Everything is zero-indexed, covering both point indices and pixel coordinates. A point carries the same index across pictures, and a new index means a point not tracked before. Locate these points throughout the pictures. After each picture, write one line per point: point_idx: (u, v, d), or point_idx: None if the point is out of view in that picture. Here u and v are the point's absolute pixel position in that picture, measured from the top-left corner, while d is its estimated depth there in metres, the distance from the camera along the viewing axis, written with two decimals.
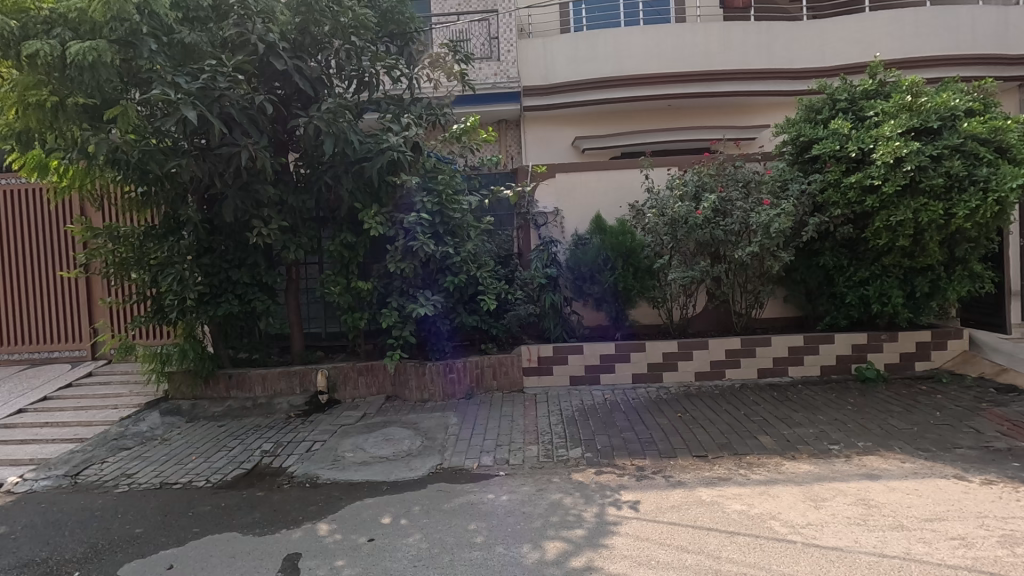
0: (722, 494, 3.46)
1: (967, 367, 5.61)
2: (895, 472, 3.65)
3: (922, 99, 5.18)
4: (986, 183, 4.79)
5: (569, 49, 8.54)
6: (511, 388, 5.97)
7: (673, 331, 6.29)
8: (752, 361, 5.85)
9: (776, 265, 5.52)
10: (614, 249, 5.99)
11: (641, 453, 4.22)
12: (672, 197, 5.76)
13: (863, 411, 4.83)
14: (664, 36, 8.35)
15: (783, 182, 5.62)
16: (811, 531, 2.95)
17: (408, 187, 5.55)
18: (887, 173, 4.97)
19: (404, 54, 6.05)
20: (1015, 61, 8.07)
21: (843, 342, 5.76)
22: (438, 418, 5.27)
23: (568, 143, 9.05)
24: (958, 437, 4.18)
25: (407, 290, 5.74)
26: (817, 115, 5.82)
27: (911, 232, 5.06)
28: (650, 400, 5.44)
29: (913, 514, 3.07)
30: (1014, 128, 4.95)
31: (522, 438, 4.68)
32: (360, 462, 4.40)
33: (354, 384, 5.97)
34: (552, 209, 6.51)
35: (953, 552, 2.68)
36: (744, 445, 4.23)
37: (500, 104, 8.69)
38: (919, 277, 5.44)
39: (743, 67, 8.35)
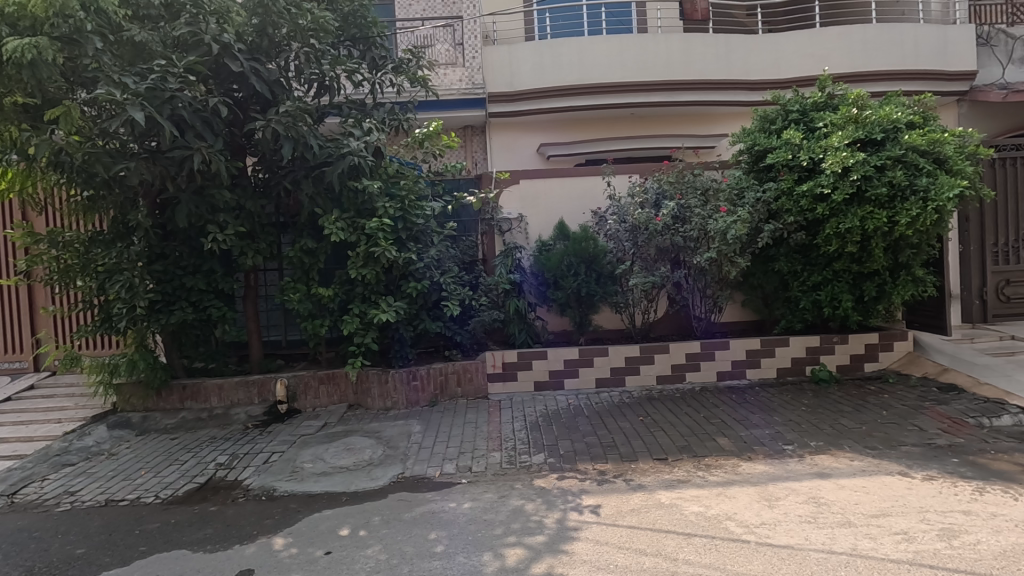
0: (681, 496, 3.52)
1: (912, 367, 5.86)
2: (845, 470, 3.78)
3: (867, 112, 5.42)
4: (926, 192, 5.01)
5: (534, 56, 8.60)
6: (476, 394, 5.94)
7: (635, 335, 6.38)
8: (711, 365, 5.98)
9: (734, 270, 5.68)
10: (577, 255, 6.05)
11: (603, 457, 4.26)
12: (633, 204, 5.89)
13: (816, 411, 5.00)
14: (627, 44, 8.50)
15: (740, 189, 5.78)
16: (764, 530, 3.02)
17: (371, 192, 5.45)
18: (836, 182, 5.19)
19: (366, 59, 5.99)
20: (954, 77, 8.52)
21: (798, 345, 5.96)
22: (401, 426, 5.20)
23: (534, 150, 9.11)
24: (903, 435, 4.37)
25: (369, 297, 5.66)
26: (772, 126, 6.03)
27: (859, 238, 5.27)
28: (613, 404, 5.49)
29: (860, 510, 3.19)
30: (951, 140, 5.20)
31: (485, 444, 4.66)
32: (320, 472, 4.31)
33: (315, 393, 5.86)
34: (516, 214, 6.53)
35: (896, 546, 2.78)
36: (703, 448, 4.32)
37: (465, 110, 8.73)
38: (867, 282, 5.65)
39: (701, 77, 8.57)
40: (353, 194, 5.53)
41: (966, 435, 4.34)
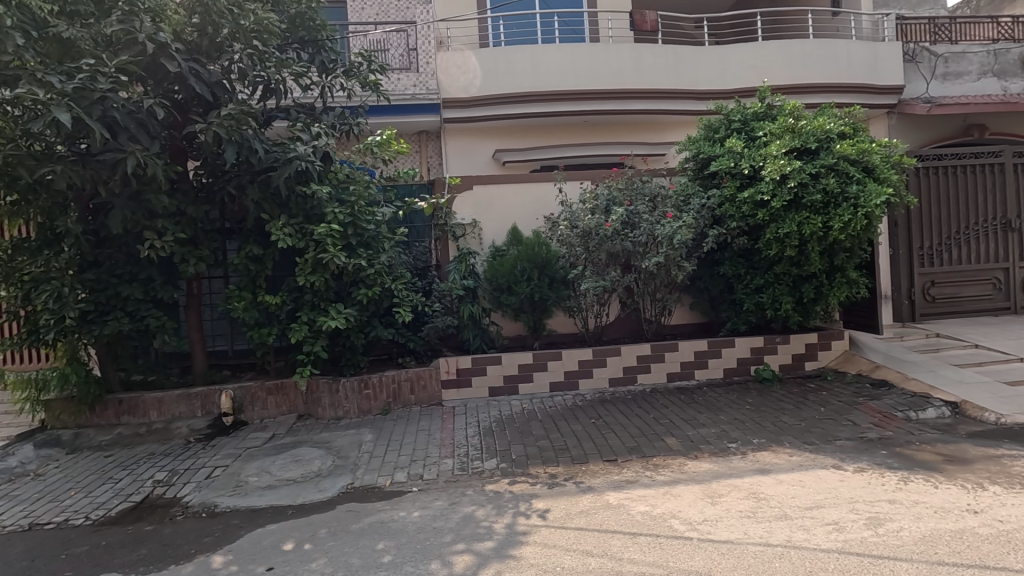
0: (629, 496, 3.58)
1: (848, 365, 6.16)
2: (785, 465, 3.94)
3: (803, 122, 5.68)
4: (856, 199, 5.26)
5: (488, 63, 8.65)
6: (430, 402, 5.89)
7: (589, 338, 6.47)
8: (661, 366, 6.13)
9: (681, 274, 5.85)
10: (530, 260, 6.09)
11: (555, 460, 4.30)
12: (584, 210, 6.00)
13: (759, 409, 5.19)
14: (580, 53, 8.65)
15: (686, 196, 5.96)
16: (706, 526, 3.11)
17: (319, 197, 5.33)
18: (775, 189, 5.42)
19: (315, 62, 5.88)
20: (884, 91, 9.05)
21: (743, 345, 6.17)
22: (353, 435, 5.11)
23: (489, 155, 9.12)
24: (839, 430, 4.58)
25: (319, 304, 5.53)
26: (715, 134, 6.26)
27: (797, 243, 5.50)
28: (566, 408, 5.55)
29: (796, 503, 3.32)
30: (878, 151, 5.49)
31: (438, 451, 4.62)
32: (265, 486, 4.18)
33: (262, 404, 5.69)
34: (470, 220, 6.53)
35: (827, 536, 2.92)
36: (652, 448, 4.42)
37: (418, 115, 8.65)
38: (806, 284, 5.87)
39: (651, 86, 8.80)
40: (301, 200, 5.41)
41: (895, 427, 4.59)
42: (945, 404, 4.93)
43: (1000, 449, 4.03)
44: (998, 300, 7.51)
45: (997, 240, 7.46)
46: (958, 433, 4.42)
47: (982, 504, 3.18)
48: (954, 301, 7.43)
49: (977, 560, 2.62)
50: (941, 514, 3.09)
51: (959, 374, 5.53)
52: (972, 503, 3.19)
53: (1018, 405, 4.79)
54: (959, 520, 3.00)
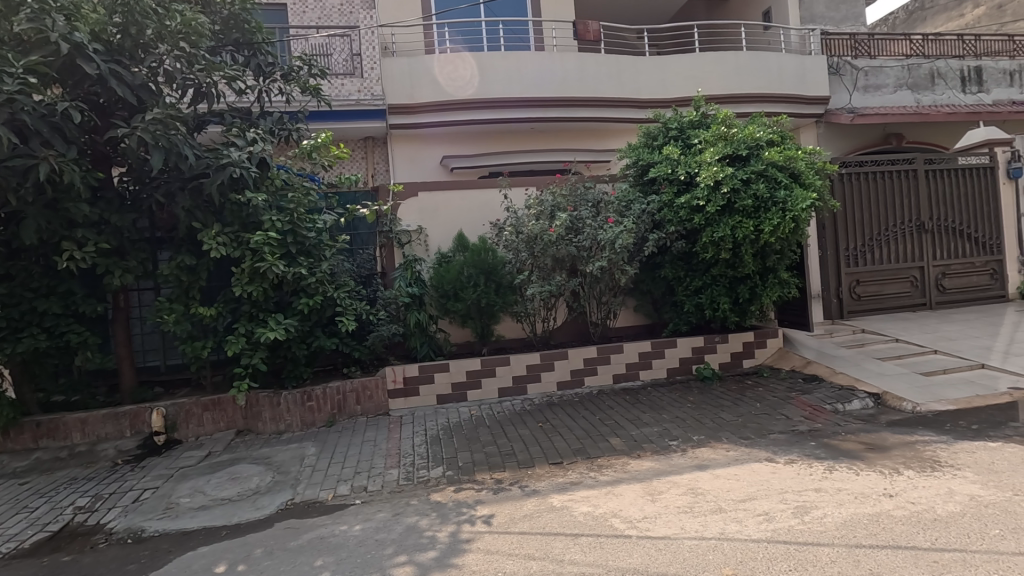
0: (572, 498, 3.62)
1: (782, 361, 6.45)
2: (721, 460, 4.08)
3: (734, 130, 5.94)
4: (784, 204, 5.51)
5: (434, 69, 8.62)
6: (376, 411, 5.78)
7: (537, 343, 6.54)
8: (607, 368, 6.24)
9: (624, 277, 5.99)
10: (476, 266, 6.07)
11: (501, 465, 4.30)
12: (529, 215, 6.07)
13: (700, 407, 5.36)
14: (524, 61, 8.76)
15: (627, 202, 6.13)
16: (646, 523, 3.19)
17: (255, 205, 5.14)
18: (709, 195, 5.64)
19: (251, 65, 5.71)
20: (811, 101, 9.58)
21: (684, 345, 6.37)
22: (295, 450, 4.95)
23: (437, 162, 9.08)
24: (773, 424, 4.79)
25: (257, 315, 5.34)
26: (654, 142, 6.47)
27: (731, 246, 5.73)
28: (514, 413, 5.56)
29: (730, 497, 3.45)
30: (804, 158, 5.77)
31: (383, 462, 4.54)
32: (198, 507, 3.99)
33: (198, 421, 5.44)
34: (415, 226, 6.47)
35: (758, 526, 3.04)
36: (597, 449, 4.49)
37: (362, 120, 8.60)
38: (741, 285, 6.12)
39: (594, 94, 9.00)
40: (236, 208, 5.22)
41: (824, 420, 4.84)
42: (868, 396, 5.24)
43: (916, 436, 4.31)
44: (916, 297, 8.06)
45: (914, 241, 8.00)
46: (879, 423, 4.71)
47: (897, 488, 3.40)
48: (877, 298, 7.93)
49: (891, 541, 2.79)
50: (861, 499, 3.28)
51: (881, 367, 5.89)
52: (888, 488, 3.40)
53: (932, 394, 5.13)
54: (876, 504, 3.19)
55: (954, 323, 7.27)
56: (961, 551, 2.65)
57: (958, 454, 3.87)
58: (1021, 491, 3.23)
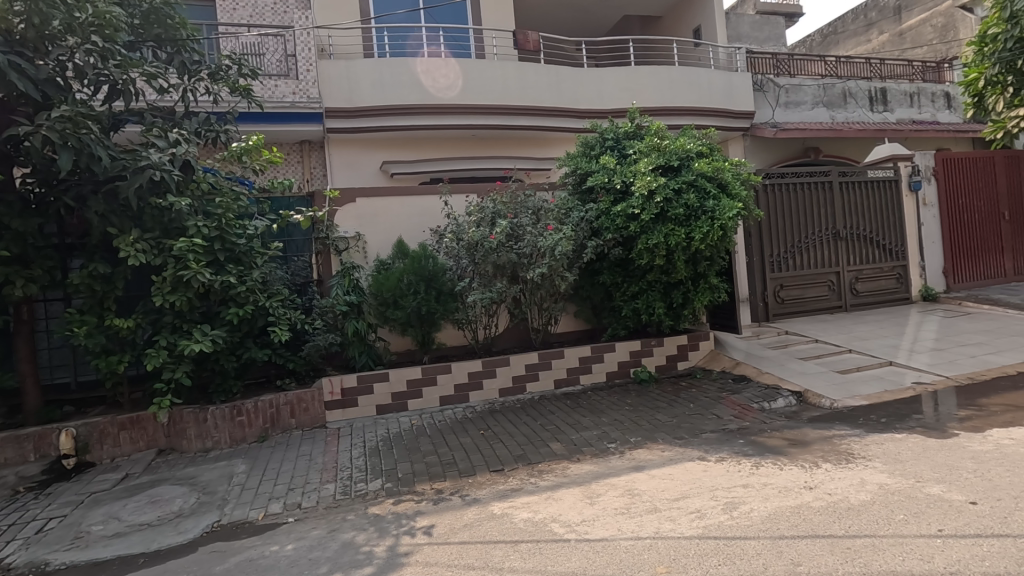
0: (512, 505, 3.62)
1: (714, 363, 6.74)
2: (657, 461, 4.20)
3: (666, 142, 6.17)
4: (713, 212, 5.77)
5: (373, 74, 8.49)
6: (312, 424, 5.57)
7: (479, 350, 6.53)
8: (548, 374, 6.30)
9: (564, 283, 6.07)
10: (416, 273, 5.99)
11: (442, 474, 4.24)
12: (470, 222, 6.07)
13: (637, 409, 5.51)
14: (465, 69, 8.78)
15: (566, 209, 6.24)
16: (584, 527, 3.23)
17: (179, 210, 4.83)
18: (644, 204, 5.83)
19: (174, 63, 5.42)
20: (737, 116, 10.12)
21: (623, 350, 6.53)
22: (223, 468, 4.69)
23: (377, 167, 8.91)
24: (704, 424, 4.99)
25: (181, 326, 5.03)
26: (591, 151, 6.64)
27: (664, 253, 5.94)
28: (456, 421, 5.51)
29: (665, 496, 3.56)
30: (730, 169, 6.05)
31: (319, 477, 4.38)
32: (112, 535, 3.69)
33: (113, 441, 5.05)
34: (354, 233, 6.33)
35: (691, 524, 3.15)
36: (538, 454, 4.52)
37: (299, 124, 8.29)
38: (674, 290, 6.36)
39: (534, 104, 9.13)
40: (156, 213, 4.91)
41: (751, 417, 5.10)
42: (791, 394, 5.56)
43: (833, 430, 4.61)
44: (833, 300, 8.65)
45: (831, 248, 8.58)
46: (801, 419, 5.00)
47: (816, 480, 3.61)
48: (799, 301, 8.44)
49: (811, 531, 2.95)
50: (784, 493, 3.46)
51: (803, 366, 6.25)
52: (808, 480, 3.61)
53: (847, 391, 5.51)
54: (797, 497, 3.38)
55: (866, 324, 7.84)
56: (871, 537, 2.84)
57: (869, 446, 4.16)
58: (923, 478, 3.51)
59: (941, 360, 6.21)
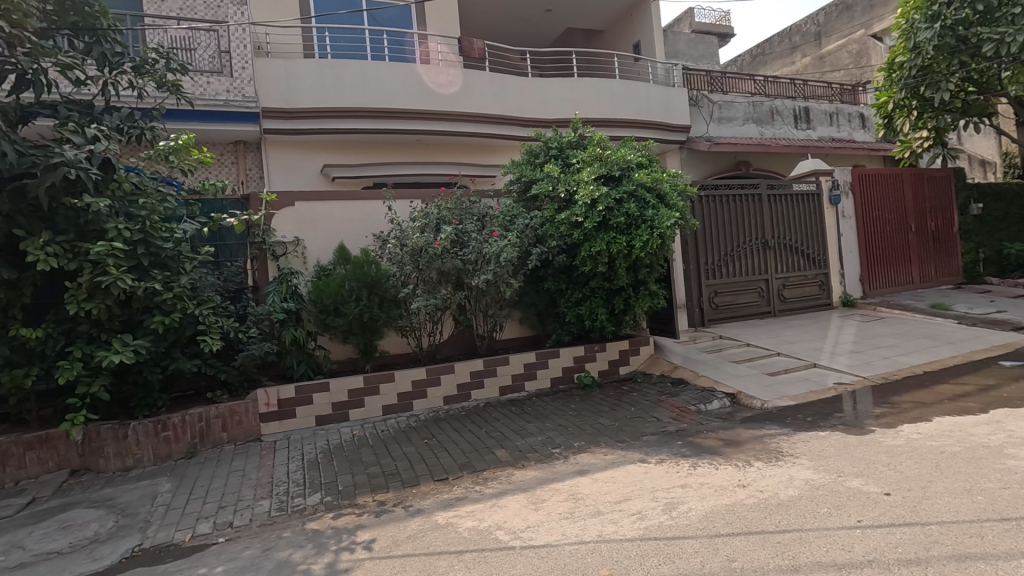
0: (457, 514, 3.58)
1: (653, 366, 6.93)
2: (600, 464, 4.27)
3: (608, 152, 6.33)
4: (652, 221, 5.94)
5: (314, 75, 8.26)
6: (246, 438, 5.30)
7: (423, 358, 6.45)
8: (493, 381, 6.29)
9: (509, 290, 6.09)
10: (358, 280, 5.81)
11: (384, 485, 4.14)
12: (414, 228, 5.99)
13: (581, 414, 5.59)
14: (409, 73, 8.70)
15: (511, 216, 6.29)
16: (529, 533, 3.23)
17: (97, 211, 4.49)
18: (587, 212, 5.95)
19: (92, 54, 5.03)
20: (675, 129, 10.54)
21: (567, 355, 6.62)
22: (146, 488, 4.38)
23: (317, 170, 8.63)
24: (645, 427, 5.13)
25: (98, 336, 4.67)
26: (536, 159, 6.73)
27: (607, 260, 6.07)
28: (399, 430, 5.40)
29: (607, 499, 3.62)
30: (668, 180, 6.26)
31: (253, 493, 4.17)
32: (15, 566, 3.36)
33: (18, 463, 4.64)
34: (292, 238, 6.10)
35: (632, 525, 3.21)
36: (483, 461, 4.50)
37: (233, 123, 7.91)
38: (616, 297, 6.51)
39: (479, 111, 9.15)
40: (71, 214, 4.57)
41: (688, 420, 5.28)
42: (726, 396, 5.81)
43: (764, 430, 4.84)
44: (762, 306, 9.12)
45: (760, 256, 9.06)
46: (734, 420, 5.23)
47: (749, 478, 3.78)
48: (732, 307, 8.84)
49: (745, 528, 3.08)
50: (719, 491, 3.60)
51: (736, 369, 6.54)
52: (742, 479, 3.78)
53: (777, 391, 5.81)
54: (732, 495, 3.52)
55: (792, 328, 8.32)
56: (798, 531, 3.00)
57: (796, 444, 4.40)
58: (843, 472, 3.74)
59: (858, 362, 6.68)
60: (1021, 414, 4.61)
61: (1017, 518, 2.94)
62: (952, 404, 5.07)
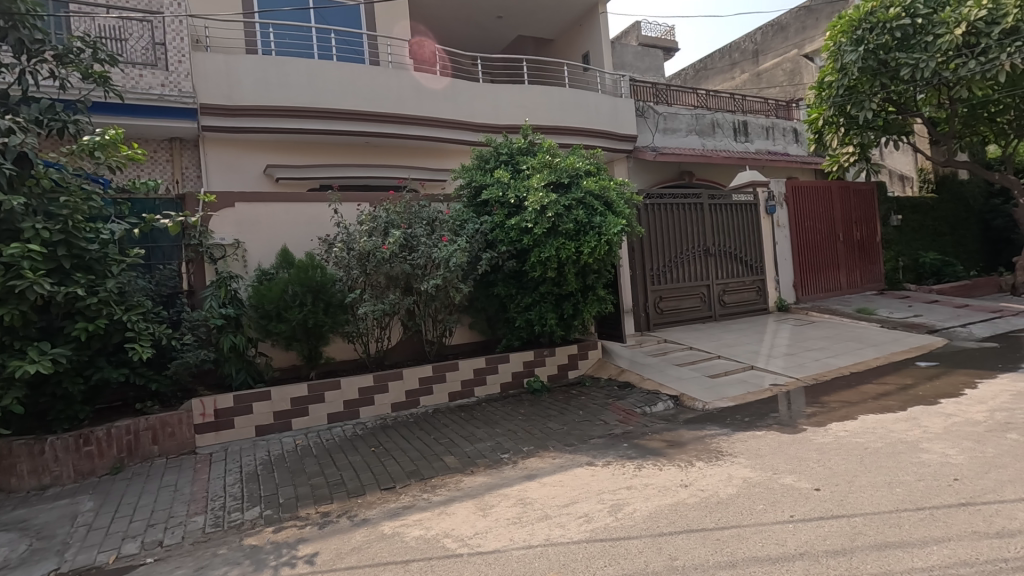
0: (404, 523, 3.52)
1: (601, 370, 7.06)
2: (548, 468, 4.30)
3: (558, 159, 6.42)
4: (600, 228, 6.06)
5: (257, 71, 7.98)
6: (179, 450, 5.02)
7: (371, 364, 6.32)
8: (443, 387, 6.23)
9: (459, 295, 6.06)
10: (302, 284, 5.60)
11: (328, 496, 4.02)
12: (361, 231, 5.87)
13: (530, 418, 5.62)
14: (358, 74, 8.53)
15: (461, 221, 6.27)
16: (477, 539, 3.22)
17: (11, 209, 4.17)
18: (536, 218, 6.00)
19: (8, 40, 4.68)
20: (622, 138, 10.82)
21: (516, 360, 6.64)
22: (65, 507, 4.07)
23: (260, 170, 8.36)
24: (592, 430, 5.21)
25: (12, 345, 4.30)
26: (486, 165, 6.75)
27: (556, 266, 6.16)
28: (345, 438, 5.26)
29: (555, 502, 3.65)
30: (616, 188, 6.39)
31: (185, 509, 3.95)
32: None
33: None
34: (231, 240, 5.85)
35: (579, 528, 3.25)
36: (431, 468, 4.45)
37: (168, 119, 7.51)
38: (566, 302, 6.60)
39: (429, 115, 9.08)
40: None
41: (634, 422, 5.40)
42: (670, 398, 5.99)
43: (705, 430, 5.01)
44: (704, 311, 9.46)
45: (702, 263, 9.42)
46: (678, 421, 5.39)
47: (691, 478, 3.90)
48: (676, 312, 9.12)
49: (688, 526, 3.18)
50: (663, 491, 3.70)
51: (679, 372, 6.74)
52: (685, 478, 3.89)
53: (717, 393, 6.04)
54: (675, 494, 3.62)
55: (731, 332, 8.67)
56: (736, 527, 3.12)
57: (735, 443, 4.58)
58: (778, 469, 3.92)
59: (792, 363, 7.04)
60: (934, 411, 4.98)
61: (931, 507, 3.16)
62: (875, 403, 5.42)
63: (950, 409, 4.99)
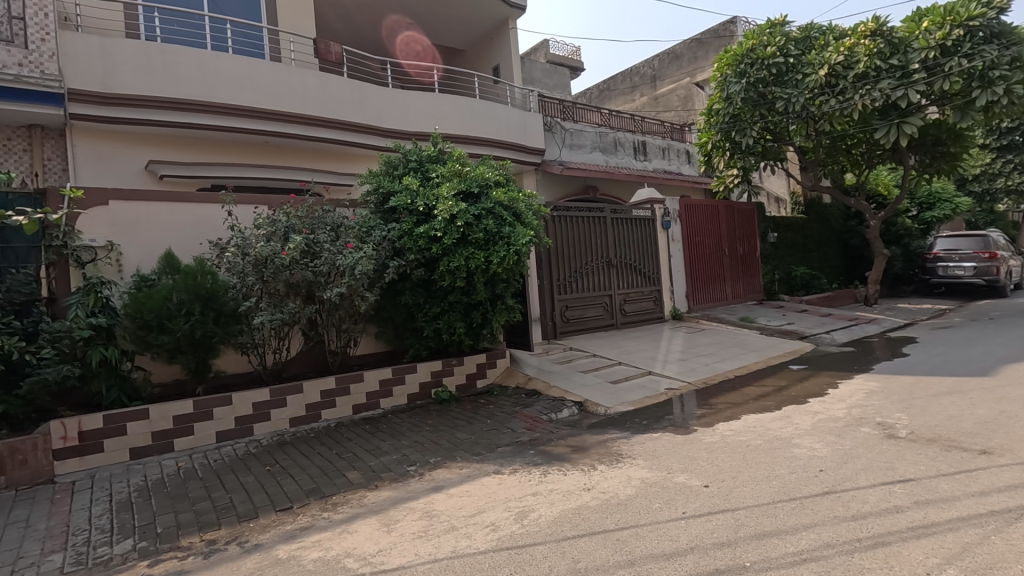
0: (301, 545, 3.32)
1: (509, 379, 7.12)
2: (455, 479, 4.26)
3: (468, 168, 6.46)
4: (509, 238, 6.15)
5: (139, 58, 7.29)
6: (32, 480, 4.40)
7: (266, 377, 5.94)
8: (346, 399, 5.98)
9: (364, 304, 5.86)
10: (189, 291, 5.16)
11: (216, 522, 3.70)
12: (257, 235, 5.51)
13: (437, 429, 5.55)
14: (256, 69, 8.08)
15: (368, 228, 6.09)
16: (380, 557, 3.11)
17: None
18: (445, 227, 5.98)
19: None
20: (530, 151, 11.10)
21: (424, 370, 6.53)
22: None
23: (141, 166, 7.61)
24: (500, 438, 5.24)
25: None
26: (394, 171, 6.62)
27: (465, 275, 6.15)
28: (236, 458, 4.88)
29: (462, 513, 3.62)
30: (524, 200, 6.52)
31: (39, 548, 3.45)
32: None
33: None
34: (104, 241, 5.26)
35: (485, 538, 3.25)
36: (332, 485, 4.24)
37: (26, 102, 6.60)
38: (474, 311, 6.60)
39: (335, 117, 8.77)
40: None
41: (540, 429, 5.51)
42: (574, 404, 6.17)
43: (607, 434, 5.22)
44: (607, 319, 9.89)
45: (604, 273, 9.85)
46: (582, 426, 5.57)
47: (594, 481, 4.04)
48: (581, 320, 9.45)
49: (590, 528, 3.28)
50: (567, 496, 3.80)
51: (584, 378, 6.97)
52: (588, 482, 4.02)
53: (618, 398, 6.31)
54: (579, 498, 3.73)
55: (632, 339, 9.14)
56: (634, 526, 3.27)
57: (634, 446, 4.82)
58: (672, 469, 4.17)
59: (685, 368, 7.54)
60: (804, 409, 5.55)
61: (801, 497, 3.51)
62: (755, 404, 5.94)
63: (816, 407, 5.58)
